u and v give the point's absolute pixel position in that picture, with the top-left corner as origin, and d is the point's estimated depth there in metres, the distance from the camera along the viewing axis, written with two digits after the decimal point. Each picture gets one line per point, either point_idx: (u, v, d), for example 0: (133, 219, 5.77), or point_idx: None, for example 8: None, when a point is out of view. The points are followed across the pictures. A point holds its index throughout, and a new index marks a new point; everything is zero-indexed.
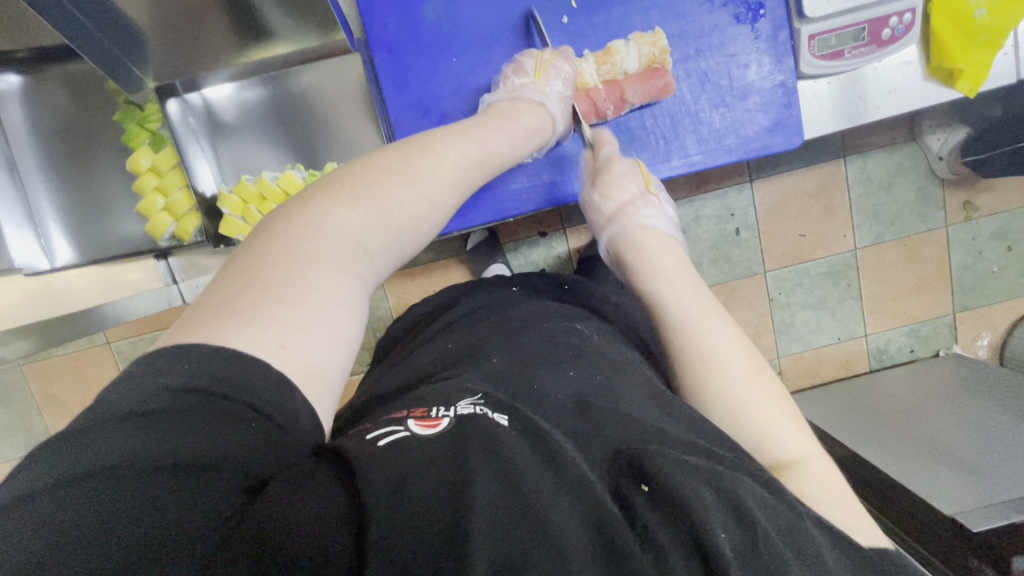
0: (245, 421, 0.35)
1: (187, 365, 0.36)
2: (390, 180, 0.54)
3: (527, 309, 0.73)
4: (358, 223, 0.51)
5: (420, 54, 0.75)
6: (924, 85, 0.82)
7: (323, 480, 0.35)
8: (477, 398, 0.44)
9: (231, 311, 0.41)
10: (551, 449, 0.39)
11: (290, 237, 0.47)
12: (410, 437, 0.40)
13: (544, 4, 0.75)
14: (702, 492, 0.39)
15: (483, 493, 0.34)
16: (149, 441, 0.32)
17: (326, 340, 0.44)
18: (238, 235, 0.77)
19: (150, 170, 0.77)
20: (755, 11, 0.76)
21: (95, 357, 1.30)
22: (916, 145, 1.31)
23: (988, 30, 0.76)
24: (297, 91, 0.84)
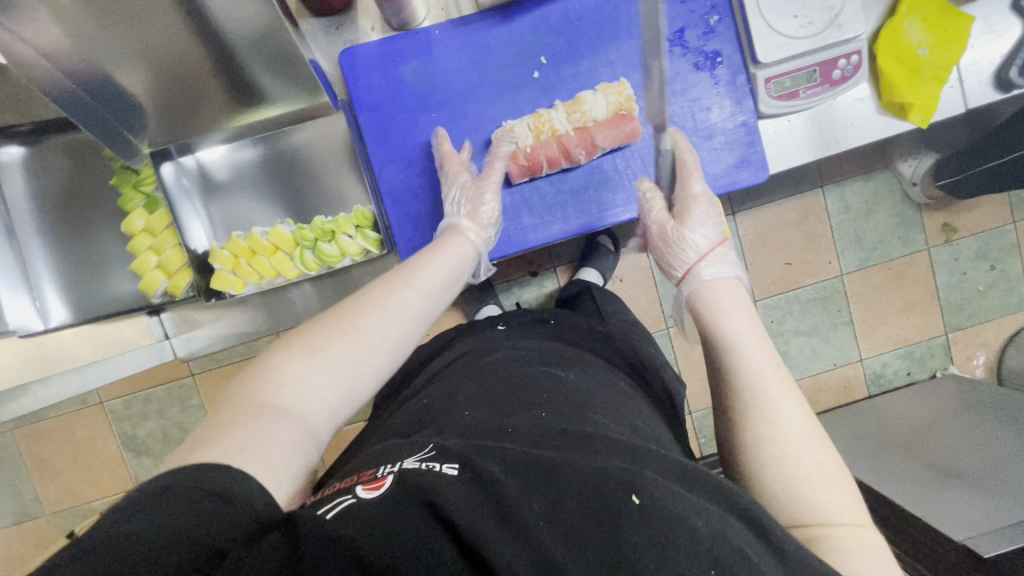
0: (202, 503, 0.38)
1: (156, 461, 0.40)
2: (338, 340, 0.53)
3: (527, 344, 0.78)
4: (309, 372, 0.51)
5: (401, 111, 0.80)
6: (879, 118, 0.86)
7: (269, 541, 0.37)
8: (426, 453, 0.47)
9: (197, 446, 0.44)
10: (501, 496, 0.41)
11: (248, 390, 0.49)
12: (356, 501, 0.42)
13: (514, 60, 0.80)
14: (681, 523, 0.41)
15: (416, 552, 0.37)
16: (131, 525, 0.36)
17: (270, 476, 0.44)
18: (230, 288, 0.79)
19: (144, 231, 0.80)
20: (713, 59, 0.81)
21: (89, 418, 1.30)
22: (890, 172, 1.37)
23: (932, 67, 0.82)
24: (287, 149, 0.89)
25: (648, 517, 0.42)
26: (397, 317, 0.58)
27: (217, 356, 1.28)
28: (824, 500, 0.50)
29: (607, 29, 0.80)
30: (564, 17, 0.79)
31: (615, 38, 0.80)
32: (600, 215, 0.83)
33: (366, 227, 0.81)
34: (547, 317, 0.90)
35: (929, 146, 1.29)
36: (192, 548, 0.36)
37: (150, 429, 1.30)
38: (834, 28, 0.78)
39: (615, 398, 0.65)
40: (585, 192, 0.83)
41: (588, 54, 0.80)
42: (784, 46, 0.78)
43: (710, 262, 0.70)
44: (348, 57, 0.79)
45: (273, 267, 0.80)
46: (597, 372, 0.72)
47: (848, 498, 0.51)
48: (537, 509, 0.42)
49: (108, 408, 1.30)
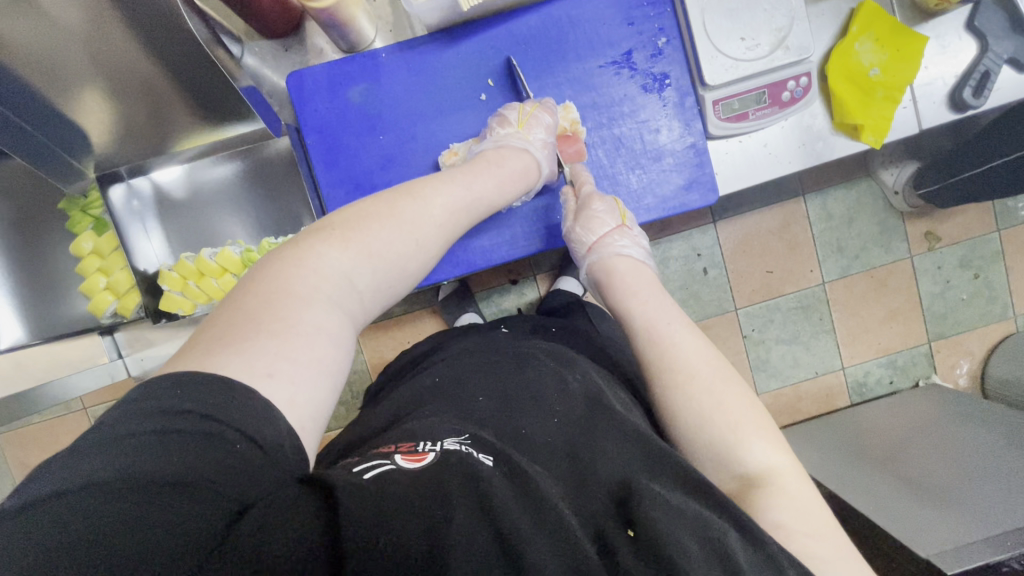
0: (229, 443, 0.36)
1: (175, 388, 0.38)
2: (379, 225, 0.57)
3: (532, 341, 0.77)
4: (348, 265, 0.53)
5: (349, 134, 0.80)
6: (834, 139, 0.86)
7: (308, 504, 0.37)
8: (462, 438, 0.48)
9: (224, 342, 0.43)
10: (536, 494, 0.42)
11: (283, 276, 0.49)
12: (395, 469, 0.44)
13: (461, 82, 0.81)
14: (686, 542, 0.43)
15: (459, 533, 0.38)
16: (148, 461, 0.34)
17: (312, 374, 0.45)
18: (179, 310, 0.80)
19: (93, 253, 0.82)
20: (661, 81, 0.81)
21: (72, 424, 1.31)
22: (871, 180, 1.36)
23: (884, 87, 0.82)
24: (240, 170, 0.89)
25: (646, 549, 0.42)
26: (435, 212, 0.62)
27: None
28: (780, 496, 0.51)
29: (553, 51, 0.80)
30: (510, 40, 0.80)
31: (563, 61, 0.80)
32: (548, 238, 0.84)
33: None
34: (545, 325, 0.90)
35: (910, 154, 1.28)
36: (213, 497, 0.34)
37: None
38: (782, 51, 0.77)
39: (614, 398, 0.63)
40: (534, 217, 0.84)
41: (535, 77, 0.81)
42: (731, 68, 0.77)
43: (609, 241, 0.73)
44: (296, 80, 0.79)
45: (222, 288, 0.80)
46: (595, 369, 0.72)
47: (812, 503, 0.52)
48: (560, 510, 0.43)
49: (89, 415, 1.31)
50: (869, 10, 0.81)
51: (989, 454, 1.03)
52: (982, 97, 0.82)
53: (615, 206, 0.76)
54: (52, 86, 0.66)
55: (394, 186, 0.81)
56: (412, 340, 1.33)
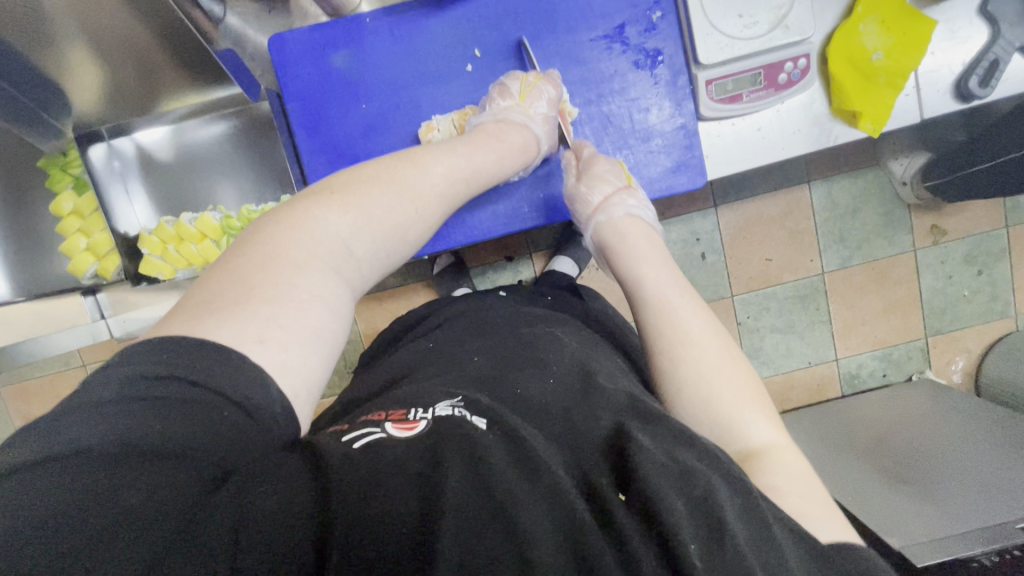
0: (221, 412, 0.37)
1: (164, 354, 0.38)
2: (381, 191, 0.54)
3: (534, 311, 0.76)
4: (347, 230, 0.51)
5: (331, 102, 0.79)
6: (831, 125, 0.83)
7: (286, 466, 0.38)
8: (456, 401, 0.46)
9: (213, 308, 0.42)
10: (529, 455, 0.39)
11: (277, 239, 0.48)
12: (385, 437, 0.42)
13: (448, 51, 0.78)
14: (672, 497, 0.38)
15: (457, 489, 0.36)
16: (138, 425, 0.35)
17: (305, 333, 0.45)
18: (159, 274, 0.80)
19: (73, 213, 0.81)
20: (653, 57, 0.78)
21: (72, 379, 1.34)
22: (880, 171, 1.33)
23: (886, 73, 0.79)
24: (223, 135, 0.88)
25: (637, 503, 0.38)
26: (436, 183, 0.59)
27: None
28: (744, 423, 0.51)
29: (543, 23, 0.78)
30: (500, 10, 0.77)
31: (554, 33, 0.78)
32: (532, 215, 0.82)
33: None
34: (543, 296, 0.88)
35: (921, 145, 1.24)
36: (202, 462, 0.36)
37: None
38: (781, 30, 0.74)
39: (609, 367, 0.61)
40: (519, 193, 0.82)
41: (524, 49, 0.78)
42: (726, 46, 0.75)
43: (615, 202, 0.70)
44: (278, 43, 0.78)
45: (202, 254, 0.80)
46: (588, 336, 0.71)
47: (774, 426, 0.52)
48: (558, 468, 0.40)
49: (89, 371, 1.33)
50: None
51: (976, 450, 1.02)
52: (988, 88, 0.79)
53: (620, 168, 0.74)
54: (30, 43, 0.64)
55: (376, 157, 0.80)
56: (406, 313, 1.34)
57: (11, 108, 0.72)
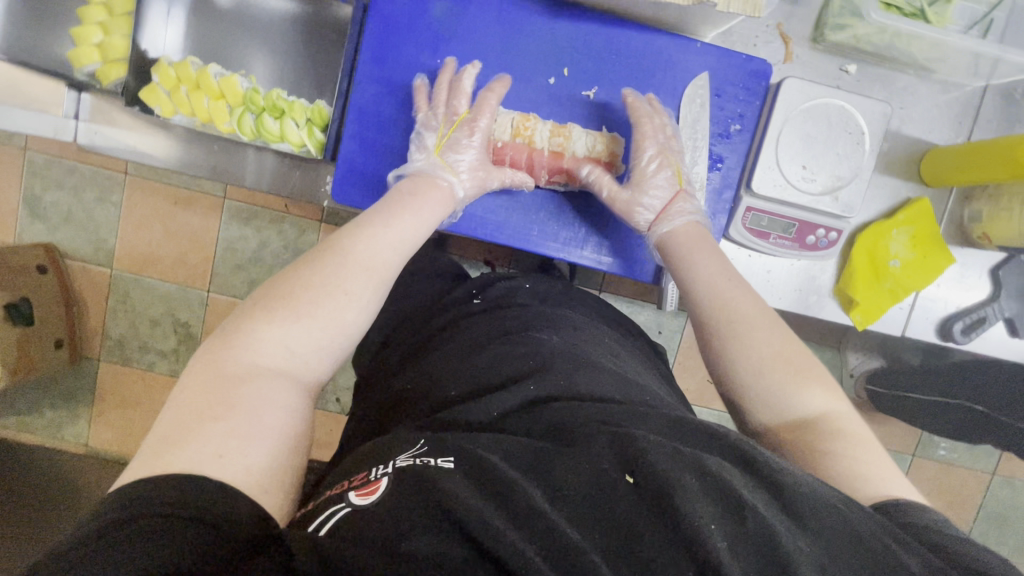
0: (186, 532, 0.34)
1: (131, 496, 0.36)
2: (304, 287, 0.54)
3: (523, 310, 0.71)
4: (278, 332, 0.51)
5: (410, 41, 0.76)
6: (827, 299, 0.86)
7: (257, 568, 0.34)
8: (417, 449, 0.45)
9: (169, 442, 0.40)
10: (503, 484, 0.39)
11: (215, 369, 0.47)
12: (351, 511, 0.40)
13: (539, 55, 0.77)
14: (686, 477, 0.41)
15: (425, 554, 0.35)
16: (101, 570, 0.31)
17: (263, 437, 0.43)
18: (157, 107, 0.75)
19: (101, 5, 0.75)
20: (714, 161, 0.80)
21: (6, 157, 1.23)
22: (836, 356, 1.37)
23: (893, 280, 0.83)
24: (288, 13, 0.80)
25: (648, 493, 0.40)
26: (381, 249, 0.61)
27: (160, 171, 1.23)
28: (797, 396, 0.57)
29: (637, 79, 0.78)
30: (606, 45, 0.77)
31: (640, 92, 0.78)
32: (538, 241, 0.80)
33: (316, 125, 0.77)
34: (526, 286, 0.80)
35: (881, 353, 1.29)
36: None
37: (57, 200, 1.23)
38: (830, 198, 0.78)
39: (597, 355, 0.62)
40: (535, 211, 0.80)
41: (605, 91, 0.79)
42: (780, 187, 0.77)
43: (674, 211, 0.75)
44: None
45: (208, 110, 0.75)
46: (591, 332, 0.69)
47: (829, 393, 0.57)
48: (545, 494, 0.40)
49: (27, 158, 1.22)
50: (922, 208, 0.82)
51: None
52: (967, 336, 0.85)
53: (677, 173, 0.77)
54: None
55: (424, 112, 0.78)
56: None
57: None
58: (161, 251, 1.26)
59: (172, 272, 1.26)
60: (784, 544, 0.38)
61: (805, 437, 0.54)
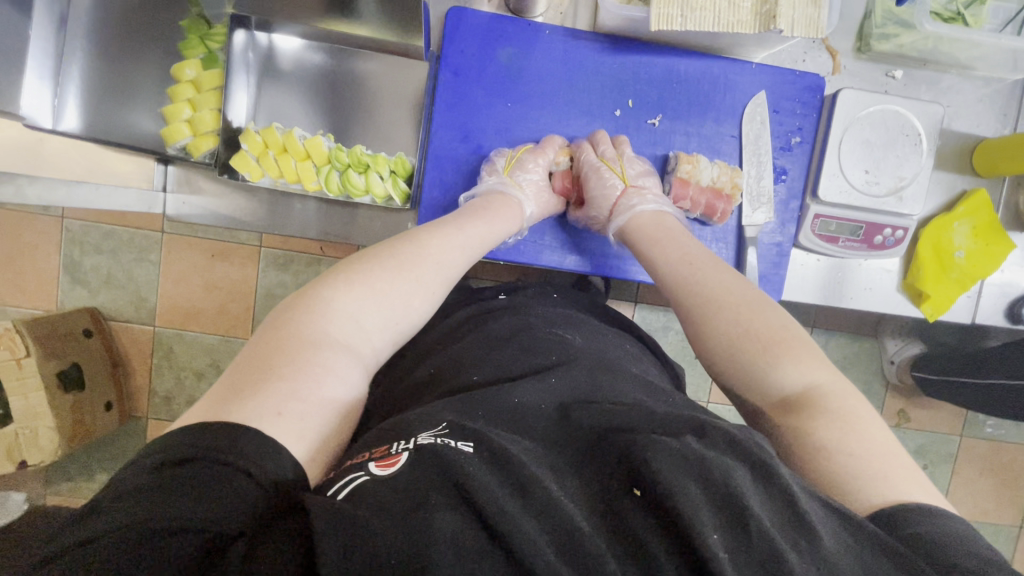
0: (225, 479, 0.34)
1: (180, 443, 0.35)
2: (381, 268, 0.56)
3: (551, 312, 0.72)
4: (353, 304, 0.52)
5: (481, 89, 0.80)
6: (895, 295, 0.89)
7: (283, 526, 0.32)
8: (440, 430, 0.40)
9: (238, 392, 0.40)
10: (519, 472, 0.35)
11: (294, 323, 0.48)
12: (368, 481, 0.36)
13: (604, 91, 0.81)
14: (690, 485, 0.35)
15: (446, 535, 0.31)
16: (155, 508, 0.31)
17: (320, 408, 0.43)
18: (247, 173, 0.78)
19: (190, 82, 0.78)
20: (778, 174, 0.83)
21: (42, 226, 1.21)
22: (874, 344, 1.32)
23: (961, 271, 0.85)
24: (356, 73, 0.83)
25: (653, 502, 0.35)
26: (432, 248, 0.61)
27: (196, 227, 1.22)
28: (772, 377, 0.54)
29: (698, 103, 0.82)
30: (665, 74, 0.81)
31: (702, 115, 0.82)
32: (614, 265, 0.84)
33: (398, 176, 0.81)
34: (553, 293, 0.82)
35: (918, 335, 1.26)
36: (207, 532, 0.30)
37: (97, 265, 1.22)
38: (895, 199, 0.81)
39: (621, 360, 0.61)
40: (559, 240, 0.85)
41: (670, 118, 0.82)
42: (846, 192, 0.80)
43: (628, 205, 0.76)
44: (455, 16, 0.78)
45: (297, 172, 0.78)
46: (607, 338, 0.69)
47: (824, 368, 0.53)
48: (556, 488, 0.36)
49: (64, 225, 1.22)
50: (981, 199, 0.85)
51: None
52: None
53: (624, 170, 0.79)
54: None
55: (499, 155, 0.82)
56: None
57: None
58: (200, 303, 1.24)
59: (212, 323, 1.25)
60: (792, 563, 0.33)
61: (790, 421, 0.51)
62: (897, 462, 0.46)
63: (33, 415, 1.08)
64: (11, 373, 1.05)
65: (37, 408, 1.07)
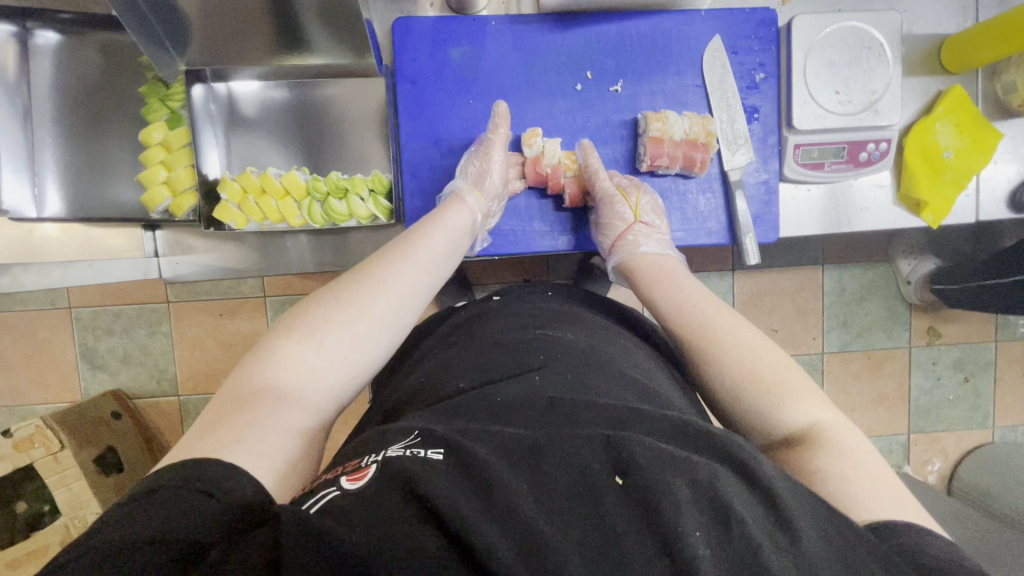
0: (196, 500, 0.35)
1: (150, 483, 0.36)
2: (336, 310, 0.55)
3: (545, 309, 0.70)
4: (305, 351, 0.51)
5: (441, 91, 0.81)
6: (894, 209, 0.88)
7: (254, 542, 0.32)
8: (411, 439, 0.41)
9: (197, 441, 0.42)
10: (489, 474, 0.36)
11: (240, 381, 0.48)
12: (339, 496, 0.37)
13: (561, 68, 0.81)
14: (673, 481, 0.36)
15: (398, 541, 0.32)
16: (131, 528, 0.33)
17: (279, 439, 0.44)
18: (231, 222, 0.79)
19: (160, 145, 0.79)
20: (750, 113, 0.83)
21: (55, 320, 1.24)
22: (888, 267, 1.30)
23: (953, 171, 0.84)
24: (317, 101, 0.84)
25: (636, 493, 0.35)
26: (392, 282, 0.59)
27: (199, 290, 1.24)
28: (778, 406, 0.53)
29: (656, 60, 0.82)
30: (617, 38, 0.81)
31: (663, 71, 0.82)
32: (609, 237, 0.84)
33: (379, 193, 0.81)
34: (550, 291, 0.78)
35: (930, 249, 1.24)
36: (170, 545, 0.32)
37: (112, 346, 1.24)
38: (870, 113, 0.80)
39: (615, 356, 0.59)
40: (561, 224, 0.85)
41: (631, 81, 0.82)
42: (820, 117, 0.80)
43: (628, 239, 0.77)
44: (402, 27, 0.79)
45: (280, 210, 0.79)
46: (600, 335, 0.65)
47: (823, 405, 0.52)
48: (531, 482, 0.36)
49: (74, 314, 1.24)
50: (957, 94, 0.84)
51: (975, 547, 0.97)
52: None
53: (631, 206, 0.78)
54: None
55: (471, 152, 0.82)
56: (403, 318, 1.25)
57: (144, 35, 0.69)
58: (219, 363, 1.25)
59: None
60: (767, 558, 0.34)
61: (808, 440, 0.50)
62: (894, 487, 0.45)
63: (78, 505, 1.08)
64: (50, 468, 1.07)
65: (81, 497, 1.08)
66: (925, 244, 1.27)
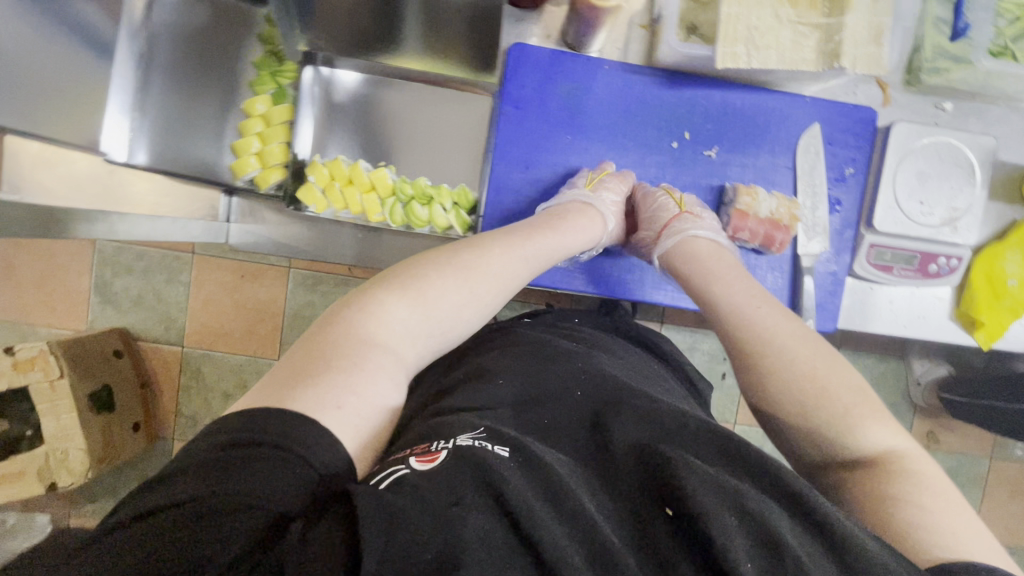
0: (274, 461, 0.35)
1: (228, 432, 0.37)
2: (436, 271, 0.57)
3: (590, 334, 0.72)
4: (405, 312, 0.52)
5: (541, 121, 0.82)
6: (947, 323, 0.90)
7: (329, 519, 0.34)
8: (478, 432, 0.42)
9: (299, 379, 0.43)
10: (552, 481, 0.37)
11: (348, 323, 0.49)
12: (410, 472, 0.38)
13: (661, 123, 0.83)
14: (724, 510, 0.36)
15: (472, 533, 0.33)
16: (211, 485, 0.33)
17: (372, 410, 0.44)
18: (313, 205, 0.79)
19: (260, 116, 0.81)
20: (832, 203, 0.85)
21: (77, 248, 1.21)
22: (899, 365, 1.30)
23: (1015, 300, 0.85)
24: (417, 104, 0.85)
25: (685, 524, 0.36)
26: (492, 261, 0.61)
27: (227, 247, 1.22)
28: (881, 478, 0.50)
29: (753, 135, 0.83)
30: (721, 106, 0.83)
31: (757, 146, 0.83)
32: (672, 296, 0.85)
33: (461, 206, 0.82)
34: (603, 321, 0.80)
35: (946, 357, 1.25)
36: (257, 512, 0.33)
37: (128, 285, 1.22)
38: (949, 228, 0.82)
39: (659, 385, 0.61)
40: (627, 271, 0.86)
41: (726, 149, 0.84)
42: (901, 222, 0.81)
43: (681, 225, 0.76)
44: (517, 52, 0.80)
45: (363, 204, 0.80)
46: (640, 363, 0.67)
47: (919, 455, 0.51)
48: (589, 498, 0.38)
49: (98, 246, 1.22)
50: None
51: None
52: None
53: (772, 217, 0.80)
54: None
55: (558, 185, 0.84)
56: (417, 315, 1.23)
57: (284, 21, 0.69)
58: (228, 323, 1.24)
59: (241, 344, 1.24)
60: None
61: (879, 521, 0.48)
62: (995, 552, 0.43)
63: (64, 437, 1.04)
64: (43, 395, 1.03)
65: (68, 429, 1.04)
66: (941, 350, 1.27)
